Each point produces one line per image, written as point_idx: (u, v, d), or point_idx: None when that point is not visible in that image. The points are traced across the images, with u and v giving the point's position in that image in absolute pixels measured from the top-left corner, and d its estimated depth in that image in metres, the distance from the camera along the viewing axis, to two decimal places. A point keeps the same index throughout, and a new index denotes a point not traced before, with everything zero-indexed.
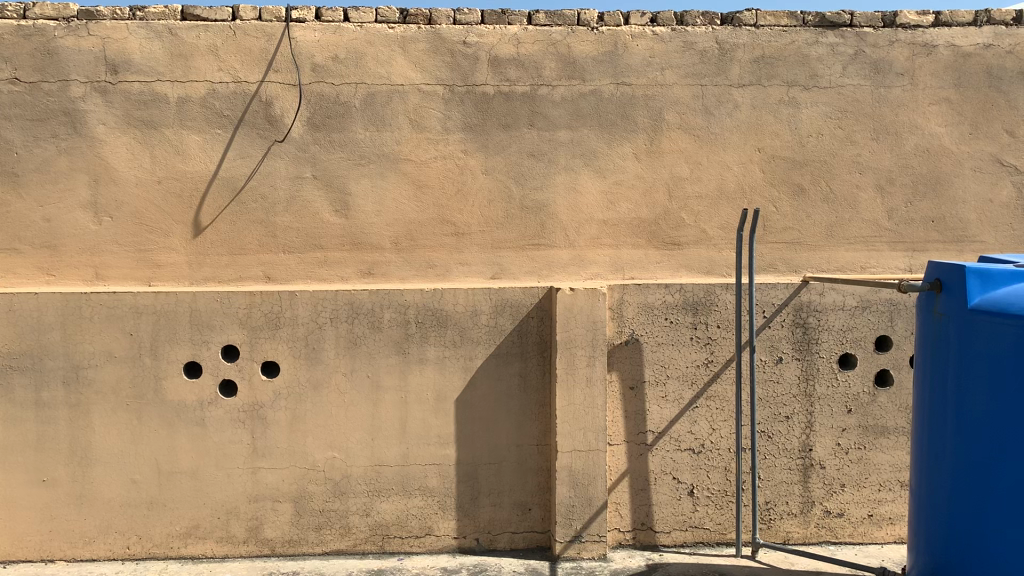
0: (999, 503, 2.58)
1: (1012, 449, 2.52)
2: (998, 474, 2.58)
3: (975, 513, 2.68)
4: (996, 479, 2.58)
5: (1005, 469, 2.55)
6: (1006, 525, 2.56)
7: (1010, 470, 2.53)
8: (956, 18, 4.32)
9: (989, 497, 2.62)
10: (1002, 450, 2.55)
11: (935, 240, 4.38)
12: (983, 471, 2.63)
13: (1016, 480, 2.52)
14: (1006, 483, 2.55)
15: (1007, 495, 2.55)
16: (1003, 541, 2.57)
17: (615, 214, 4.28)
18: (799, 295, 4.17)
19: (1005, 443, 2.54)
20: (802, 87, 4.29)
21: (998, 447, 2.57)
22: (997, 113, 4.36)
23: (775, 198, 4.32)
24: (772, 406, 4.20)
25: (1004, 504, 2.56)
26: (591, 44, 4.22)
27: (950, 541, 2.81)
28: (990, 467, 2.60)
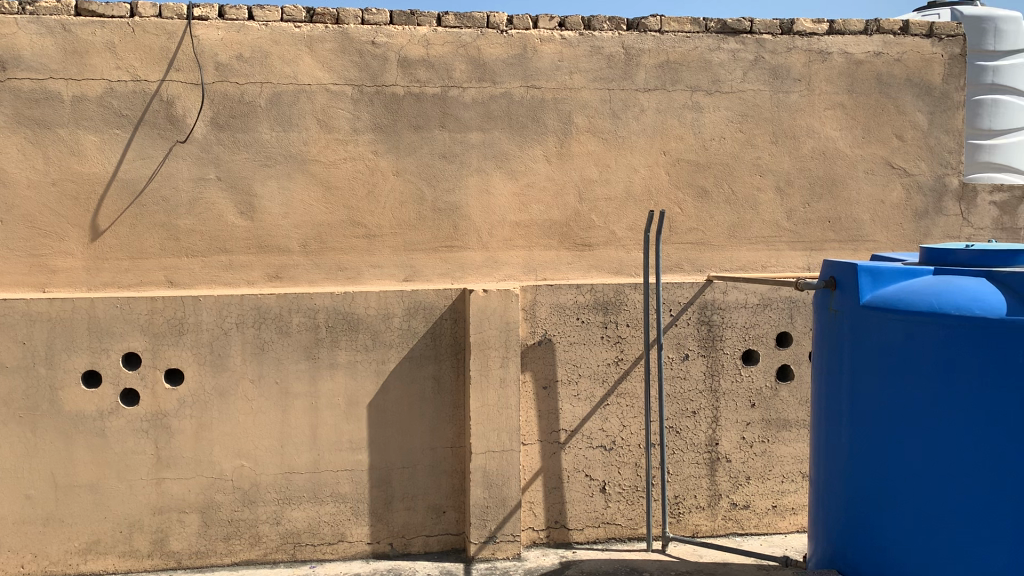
0: (904, 490, 2.69)
1: (916, 437, 2.63)
2: (900, 464, 2.69)
3: (878, 502, 2.78)
4: (899, 468, 2.69)
5: (908, 458, 2.66)
6: (913, 512, 2.67)
7: (912, 458, 2.65)
8: (848, 27, 4.50)
9: (892, 485, 2.73)
10: (903, 439, 2.67)
11: (832, 239, 4.57)
12: (885, 460, 2.73)
13: (920, 466, 2.63)
14: (910, 471, 2.66)
15: (912, 482, 2.66)
16: (910, 527, 2.68)
17: (527, 216, 4.31)
18: (704, 294, 4.28)
19: (906, 431, 2.66)
20: (705, 92, 4.41)
21: (899, 436, 2.68)
22: (887, 118, 4.57)
23: (680, 199, 4.43)
24: (679, 402, 4.30)
25: (910, 491, 2.67)
26: (500, 47, 4.24)
27: (851, 531, 2.92)
28: (892, 457, 2.71)
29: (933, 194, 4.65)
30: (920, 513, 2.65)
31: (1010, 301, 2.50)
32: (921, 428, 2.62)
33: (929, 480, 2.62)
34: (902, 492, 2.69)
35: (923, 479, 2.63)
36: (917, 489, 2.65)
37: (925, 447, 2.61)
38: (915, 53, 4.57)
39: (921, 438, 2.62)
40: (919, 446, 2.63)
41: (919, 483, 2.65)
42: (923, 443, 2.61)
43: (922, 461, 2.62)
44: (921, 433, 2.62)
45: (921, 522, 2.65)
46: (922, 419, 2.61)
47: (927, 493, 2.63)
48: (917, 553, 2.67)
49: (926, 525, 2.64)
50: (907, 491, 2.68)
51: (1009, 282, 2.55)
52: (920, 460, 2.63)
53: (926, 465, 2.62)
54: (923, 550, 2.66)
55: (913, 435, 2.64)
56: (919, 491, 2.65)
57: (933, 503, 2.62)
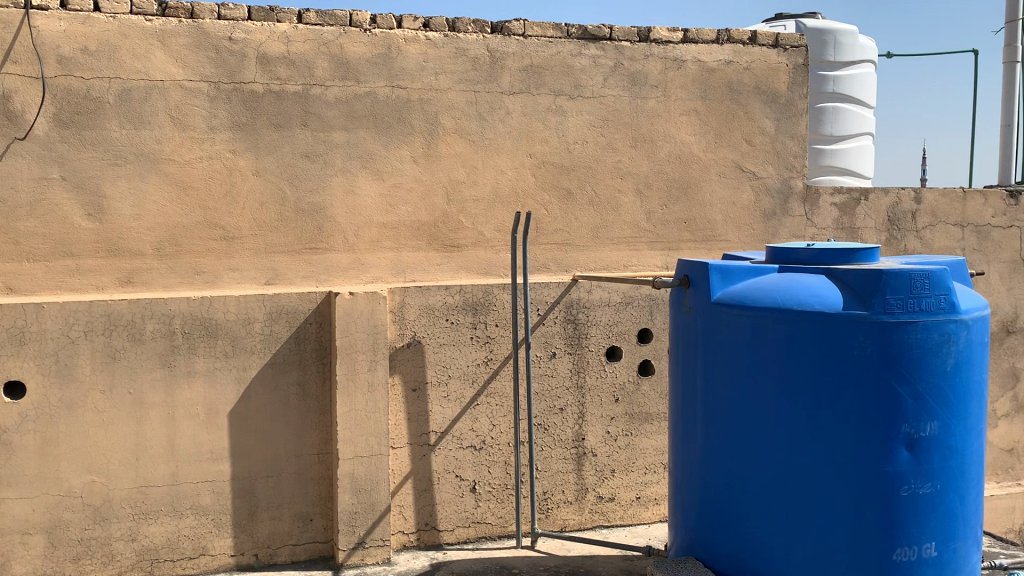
0: (759, 483, 2.82)
1: (769, 431, 2.77)
2: (755, 457, 2.82)
3: (735, 496, 2.91)
4: (754, 462, 2.83)
5: (761, 451, 2.80)
6: (768, 502, 2.81)
7: (766, 452, 2.79)
8: (701, 36, 4.71)
9: (747, 477, 2.86)
10: (757, 433, 2.80)
11: (688, 240, 4.76)
12: (741, 455, 2.86)
13: (773, 459, 2.77)
14: (765, 463, 2.80)
15: (766, 474, 2.80)
16: (767, 517, 2.82)
17: (394, 217, 4.28)
18: (570, 293, 4.38)
19: (760, 426, 2.79)
20: (567, 96, 4.51)
21: (753, 429, 2.81)
22: (737, 124, 4.81)
23: (545, 201, 4.51)
24: (547, 399, 4.37)
25: (764, 483, 2.81)
26: (364, 46, 4.19)
27: (711, 526, 3.03)
28: (747, 452, 2.84)
29: (780, 196, 4.92)
30: (775, 504, 2.79)
31: (846, 297, 2.68)
32: (774, 421, 2.76)
33: (783, 471, 2.76)
34: (756, 483, 2.83)
35: (776, 471, 2.78)
36: (771, 480, 2.79)
37: (777, 440, 2.76)
38: (762, 62, 4.83)
39: (773, 431, 2.76)
40: (773, 439, 2.77)
41: (773, 475, 2.79)
42: (776, 435, 2.76)
43: (776, 454, 2.77)
44: (774, 426, 2.76)
45: (777, 512, 2.80)
46: (774, 413, 2.76)
47: (780, 484, 2.77)
48: (773, 542, 2.81)
49: (781, 514, 2.79)
50: (762, 483, 2.82)
51: (844, 279, 2.72)
52: (773, 452, 2.77)
53: (779, 456, 2.76)
54: (776, 535, 2.80)
55: (765, 428, 2.78)
56: (774, 483, 2.79)
57: (787, 494, 2.77)
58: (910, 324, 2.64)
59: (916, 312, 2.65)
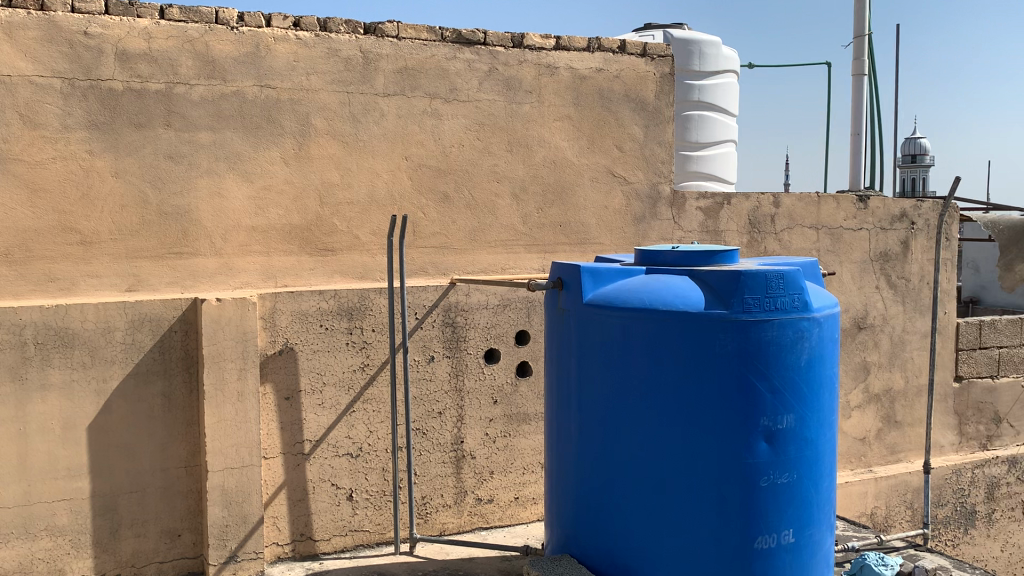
0: (630, 480, 2.91)
1: (639, 428, 2.86)
2: (626, 454, 2.90)
3: (608, 494, 2.98)
4: (625, 460, 2.90)
5: (632, 447, 2.88)
6: (639, 498, 2.90)
7: (636, 450, 2.87)
8: (573, 44, 4.80)
9: (619, 473, 2.93)
10: (628, 432, 2.88)
11: (563, 243, 4.85)
12: (613, 452, 2.93)
13: (643, 456, 2.86)
14: (635, 461, 2.88)
15: (637, 472, 2.88)
16: (638, 514, 2.90)
17: (264, 220, 4.17)
18: (447, 296, 4.38)
19: (630, 424, 2.88)
20: (442, 99, 4.51)
21: (625, 428, 2.89)
22: (608, 130, 4.93)
23: (422, 204, 4.50)
24: (425, 404, 4.35)
25: (635, 479, 2.90)
26: (231, 44, 4.06)
27: (585, 525, 3.10)
28: (619, 450, 2.91)
29: (649, 200, 5.08)
30: (645, 499, 2.88)
31: (708, 297, 2.80)
32: (643, 418, 2.85)
33: (653, 468, 2.85)
34: (627, 479, 2.91)
35: (646, 468, 2.86)
36: (641, 476, 2.88)
37: (647, 438, 2.85)
38: (631, 71, 4.97)
39: (642, 429, 2.85)
40: (643, 436, 2.85)
41: (643, 472, 2.87)
42: (645, 432, 2.85)
43: (645, 451, 2.85)
44: (643, 424, 2.85)
45: (647, 507, 2.88)
46: (644, 411, 2.84)
47: (650, 481, 2.86)
48: (644, 538, 2.90)
49: (651, 508, 2.88)
50: (632, 481, 2.90)
51: (707, 280, 2.84)
52: (644, 450, 2.85)
53: (649, 454, 2.85)
54: (646, 529, 2.89)
55: (635, 425, 2.86)
56: (644, 480, 2.87)
57: (657, 489, 2.86)
58: (767, 321, 2.78)
59: (772, 311, 2.79)
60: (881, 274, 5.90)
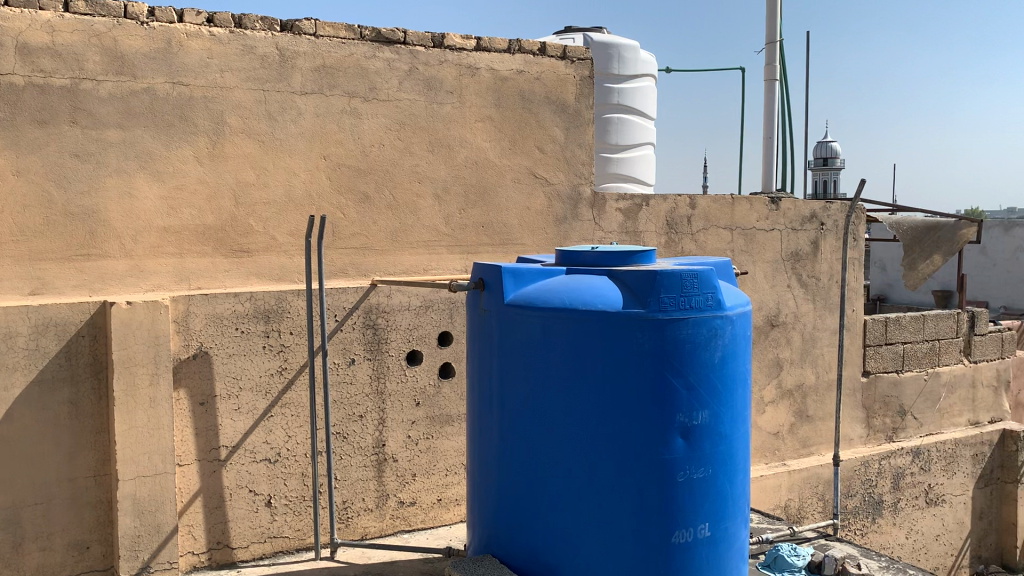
0: (551, 479, 2.93)
1: (559, 426, 2.89)
2: (547, 452, 2.92)
3: (529, 494, 3.00)
4: (546, 460, 2.93)
5: (552, 446, 2.90)
6: (559, 496, 2.92)
7: (557, 449, 2.90)
8: (493, 45, 4.81)
9: (539, 472, 2.95)
10: (549, 431, 2.91)
11: (485, 243, 4.86)
12: (534, 451, 2.95)
13: (564, 455, 2.89)
14: (555, 461, 2.91)
15: (558, 471, 2.91)
16: (559, 512, 2.93)
17: (177, 221, 4.06)
18: (368, 298, 4.34)
19: (550, 422, 2.90)
20: (361, 98, 4.46)
21: (545, 426, 2.91)
22: (529, 131, 4.96)
23: (341, 204, 4.44)
24: (346, 407, 4.30)
25: (555, 477, 2.92)
26: (140, 39, 3.93)
27: (506, 525, 3.11)
28: (539, 448, 2.94)
29: (570, 202, 5.14)
30: (564, 496, 2.91)
31: (626, 296, 2.84)
32: (563, 417, 2.88)
33: (573, 467, 2.88)
34: (547, 478, 2.94)
35: (566, 467, 2.89)
36: (561, 474, 2.90)
37: (567, 437, 2.87)
38: (551, 73, 5.01)
39: (562, 427, 2.88)
40: (563, 434, 2.88)
41: (564, 471, 2.90)
42: (564, 430, 2.88)
43: (565, 449, 2.88)
44: (563, 422, 2.88)
45: (566, 505, 2.91)
46: (563, 409, 2.87)
47: (569, 478, 2.89)
48: (565, 536, 2.93)
49: (571, 506, 2.90)
50: (553, 480, 2.92)
51: (625, 279, 2.88)
52: (563, 448, 2.88)
53: (570, 453, 2.88)
54: (566, 526, 2.92)
55: (555, 423, 2.89)
56: (564, 479, 2.90)
57: (577, 487, 2.89)
58: (682, 320, 2.84)
59: (688, 309, 2.85)
60: (792, 273, 6.09)
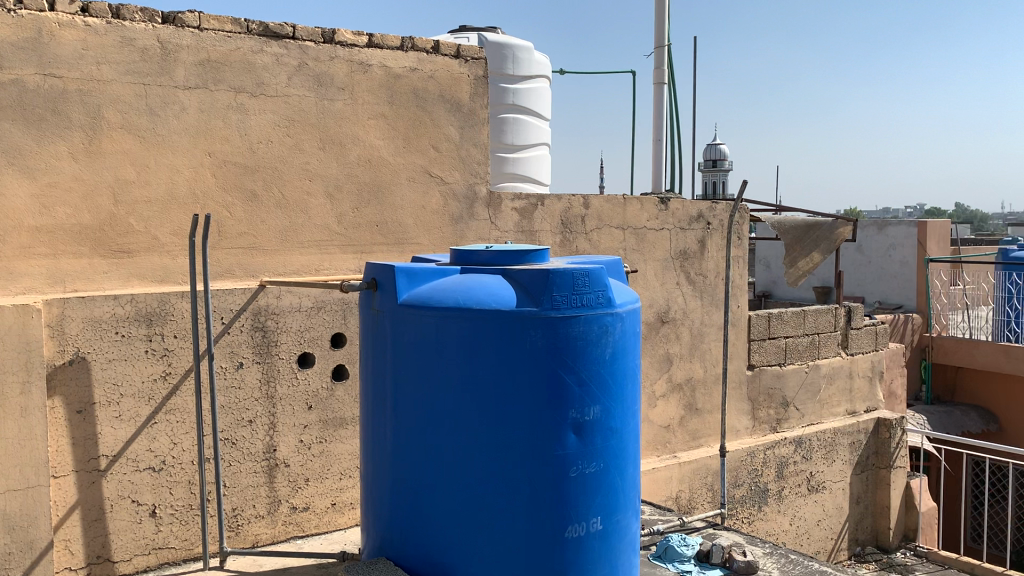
0: (445, 479, 2.92)
1: (453, 427, 2.88)
2: (441, 453, 2.91)
3: (424, 495, 2.98)
4: (440, 460, 2.92)
5: (447, 446, 2.90)
6: (454, 496, 2.92)
7: (451, 449, 2.89)
8: (386, 42, 4.76)
9: (434, 473, 2.94)
10: (443, 432, 2.89)
11: (379, 243, 4.81)
12: (428, 452, 2.94)
13: (458, 456, 2.88)
14: (449, 461, 2.90)
15: (452, 471, 2.90)
16: (453, 512, 2.92)
17: (50, 220, 3.85)
18: (257, 299, 4.23)
19: (445, 423, 2.89)
20: (249, 94, 4.33)
21: (439, 427, 2.90)
22: (423, 129, 4.93)
23: (227, 203, 4.31)
24: (234, 412, 4.17)
25: (449, 478, 2.91)
26: (8, 28, 3.71)
27: (401, 528, 3.08)
28: (434, 449, 2.92)
29: (465, 201, 5.14)
30: (459, 495, 2.91)
31: (520, 295, 2.86)
32: (457, 417, 2.87)
33: (467, 467, 2.88)
34: (442, 478, 2.92)
35: (461, 467, 2.89)
36: (456, 473, 2.90)
37: (460, 436, 2.87)
38: (444, 71, 4.99)
39: (456, 427, 2.87)
40: (457, 434, 2.88)
41: (458, 471, 2.89)
42: (459, 430, 2.87)
43: (460, 449, 2.88)
44: (458, 423, 2.87)
45: (461, 505, 2.91)
46: (457, 409, 2.87)
47: (464, 478, 2.89)
48: (459, 536, 2.92)
49: (465, 505, 2.90)
50: (447, 480, 2.92)
51: (518, 279, 2.90)
52: (458, 447, 2.88)
53: (464, 453, 2.87)
54: (461, 526, 2.92)
55: (449, 424, 2.88)
56: (458, 479, 2.90)
57: (471, 487, 2.89)
58: (574, 318, 2.87)
59: (580, 307, 2.89)
60: (681, 271, 6.26)
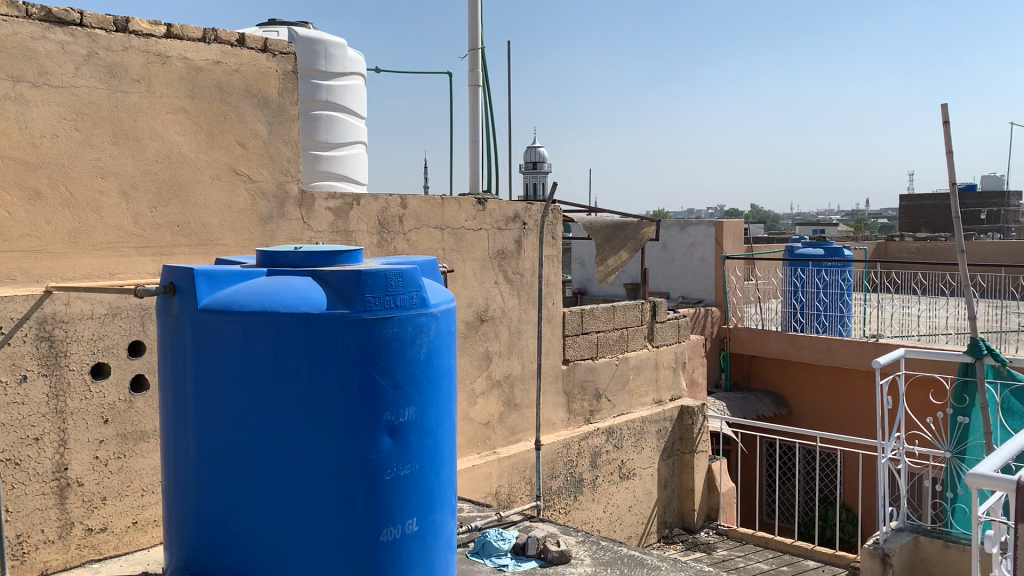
0: (253, 490, 2.81)
1: (261, 435, 2.78)
2: (249, 463, 2.80)
3: (230, 509, 2.85)
4: (246, 470, 2.80)
5: (255, 455, 2.79)
6: (263, 507, 2.81)
7: (259, 458, 2.79)
8: (186, 33, 4.51)
9: (242, 484, 2.82)
10: (251, 441, 2.78)
11: (182, 244, 4.57)
12: (235, 462, 2.81)
13: (266, 464, 2.79)
14: (257, 469, 2.80)
15: (261, 481, 2.80)
16: (262, 523, 2.82)
17: None
18: (43, 306, 3.90)
19: (252, 431, 2.78)
20: (29, 83, 3.98)
21: (246, 437, 2.79)
22: (228, 125, 4.72)
23: (6, 202, 3.93)
24: (18, 430, 3.82)
25: (258, 488, 2.81)
26: None
27: (205, 543, 2.93)
28: (241, 459, 2.80)
29: (275, 200, 4.99)
30: (268, 505, 2.81)
31: (330, 297, 2.80)
32: (265, 424, 2.77)
33: (276, 475, 2.79)
34: (251, 489, 2.81)
35: (270, 476, 2.79)
36: (265, 483, 2.80)
37: (269, 444, 2.78)
38: (251, 65, 4.80)
39: (265, 435, 2.77)
40: (266, 443, 2.78)
41: (266, 480, 2.80)
42: (267, 438, 2.77)
43: (269, 457, 2.78)
44: (266, 430, 2.77)
45: (271, 515, 2.81)
46: (266, 416, 2.77)
47: (274, 486, 2.80)
48: (268, 547, 2.82)
49: (275, 515, 2.81)
50: (256, 490, 2.81)
51: (329, 280, 2.84)
52: (267, 456, 2.78)
53: (274, 460, 2.78)
54: (271, 538, 2.82)
55: (257, 431, 2.78)
56: (266, 488, 2.80)
57: (280, 496, 2.80)
58: (386, 319, 2.84)
59: (392, 308, 2.87)
60: (498, 270, 6.37)
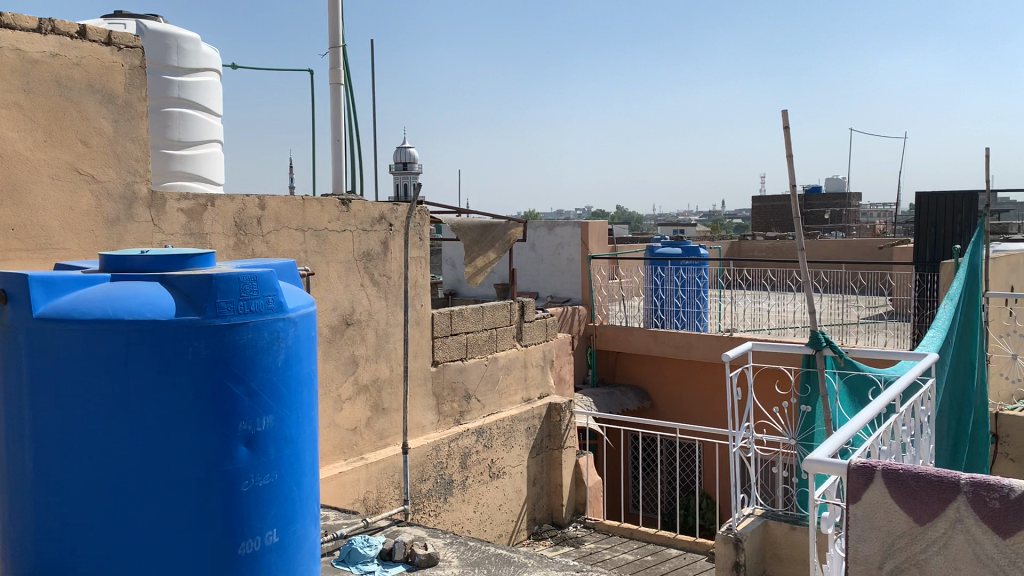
0: (97, 509, 2.65)
1: (105, 451, 2.62)
2: (93, 481, 2.64)
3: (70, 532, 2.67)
4: (87, 490, 2.64)
5: (99, 473, 2.63)
6: (107, 527, 2.65)
7: (104, 475, 2.63)
8: (17, 22, 4.22)
9: (84, 505, 2.65)
10: (95, 458, 2.62)
11: (17, 249, 4.25)
12: (76, 481, 2.64)
13: (111, 481, 2.63)
14: (99, 489, 2.64)
15: (107, 499, 2.64)
16: (108, 545, 2.66)
17: None
18: None
19: (95, 447, 2.62)
20: None
21: (88, 453, 2.62)
22: (69, 122, 4.44)
23: None
24: None
25: (102, 508, 2.65)
26: None
27: (41, 572, 2.74)
28: (83, 477, 2.64)
29: (123, 201, 4.75)
30: (114, 526, 2.65)
31: (179, 303, 2.67)
32: (110, 440, 2.62)
33: (120, 494, 2.64)
34: (95, 509, 2.65)
35: (116, 494, 2.64)
36: (110, 501, 2.64)
37: (112, 461, 2.62)
38: (93, 59, 4.53)
39: (109, 451, 2.62)
40: (111, 458, 2.62)
41: (111, 498, 2.64)
42: (112, 454, 2.62)
43: (115, 474, 2.63)
44: (111, 446, 2.62)
45: (117, 536, 2.66)
46: (110, 430, 2.61)
47: (120, 505, 2.65)
48: (113, 571, 2.67)
49: (122, 536, 2.66)
50: (101, 510, 2.65)
51: (177, 285, 2.71)
52: (113, 473, 2.63)
53: (121, 476, 2.63)
54: (118, 559, 2.67)
55: (101, 447, 2.62)
56: (111, 507, 2.65)
57: (128, 513, 2.65)
58: (240, 326, 2.74)
59: (247, 314, 2.77)
60: (364, 272, 6.27)
